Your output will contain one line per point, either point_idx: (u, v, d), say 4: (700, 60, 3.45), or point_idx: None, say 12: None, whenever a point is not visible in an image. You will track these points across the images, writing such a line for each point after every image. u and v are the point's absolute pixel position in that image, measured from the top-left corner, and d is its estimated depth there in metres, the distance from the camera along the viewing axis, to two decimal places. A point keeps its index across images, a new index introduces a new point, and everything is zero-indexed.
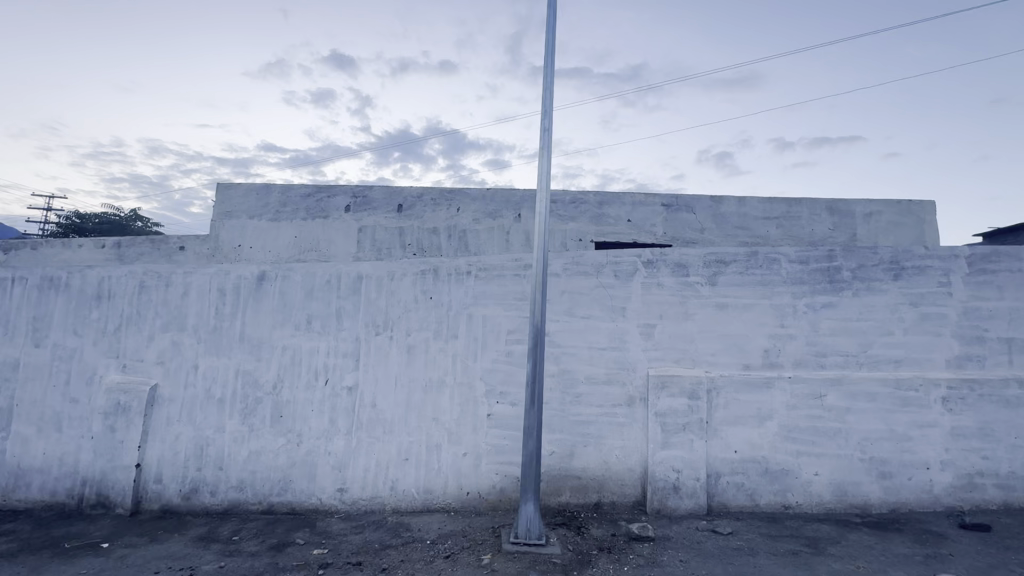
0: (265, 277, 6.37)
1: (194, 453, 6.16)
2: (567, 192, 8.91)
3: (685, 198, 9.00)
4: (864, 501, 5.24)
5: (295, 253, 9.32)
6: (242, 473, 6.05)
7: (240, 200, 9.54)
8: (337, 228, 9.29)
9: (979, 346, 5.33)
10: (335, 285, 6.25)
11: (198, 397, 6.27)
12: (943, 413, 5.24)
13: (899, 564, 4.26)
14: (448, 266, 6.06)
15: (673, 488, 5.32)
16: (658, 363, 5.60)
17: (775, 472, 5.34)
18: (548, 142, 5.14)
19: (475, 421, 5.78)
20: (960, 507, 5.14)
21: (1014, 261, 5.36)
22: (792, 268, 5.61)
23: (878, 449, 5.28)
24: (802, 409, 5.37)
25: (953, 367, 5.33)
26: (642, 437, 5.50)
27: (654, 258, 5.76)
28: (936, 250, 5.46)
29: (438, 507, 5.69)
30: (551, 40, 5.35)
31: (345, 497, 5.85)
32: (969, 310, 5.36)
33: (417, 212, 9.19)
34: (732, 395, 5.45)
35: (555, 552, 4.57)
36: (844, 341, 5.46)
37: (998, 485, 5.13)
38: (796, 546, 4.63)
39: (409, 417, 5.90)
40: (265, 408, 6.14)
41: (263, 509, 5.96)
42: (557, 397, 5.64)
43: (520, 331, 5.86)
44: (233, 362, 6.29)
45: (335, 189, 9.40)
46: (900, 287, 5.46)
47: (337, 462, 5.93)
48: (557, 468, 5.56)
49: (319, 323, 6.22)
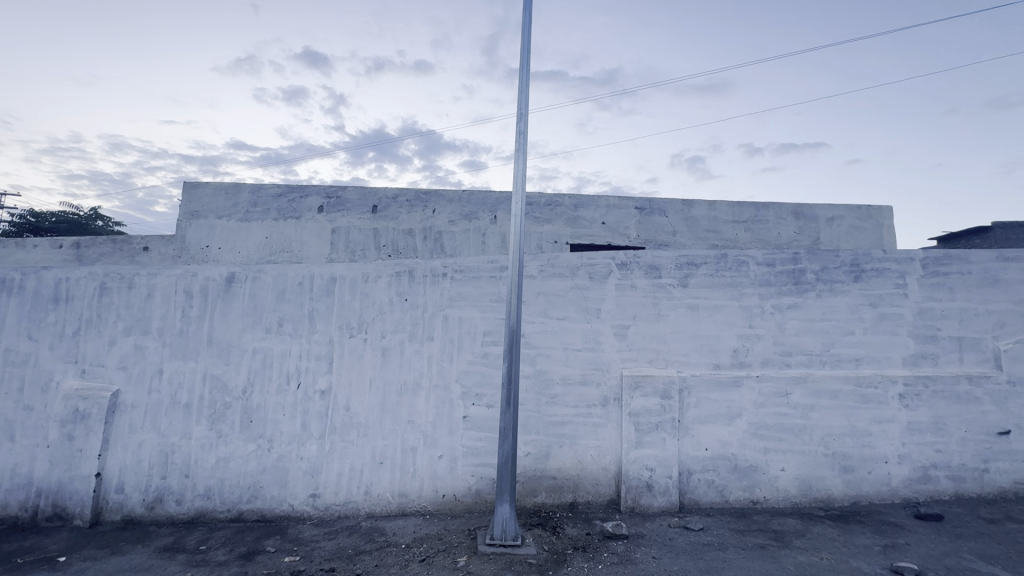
0: (234, 279, 6.22)
1: (159, 460, 5.95)
2: (542, 195, 8.98)
3: (658, 201, 9.18)
4: (828, 495, 5.44)
5: (266, 254, 9.12)
6: (210, 480, 5.88)
7: (208, 199, 9.27)
8: (310, 228, 9.13)
9: (933, 345, 5.60)
10: (308, 287, 6.14)
11: (163, 402, 6.07)
12: (900, 408, 5.49)
13: (859, 555, 4.43)
14: (424, 267, 6.03)
15: (646, 486, 5.42)
16: (632, 363, 5.69)
17: (743, 468, 5.50)
18: (523, 145, 5.17)
19: (450, 424, 5.76)
20: (915, 498, 5.39)
21: (963, 264, 5.66)
22: (760, 269, 5.79)
23: (841, 444, 5.48)
24: (769, 407, 5.55)
25: (909, 365, 5.59)
26: (616, 436, 5.58)
27: (628, 260, 5.86)
28: (893, 253, 5.72)
29: (413, 511, 5.65)
30: (526, 44, 5.38)
31: (318, 503, 5.75)
32: (924, 311, 5.63)
33: (393, 214, 9.11)
34: (704, 394, 5.58)
35: (530, 552, 4.59)
36: (808, 340, 5.66)
37: (950, 477, 5.40)
38: (763, 539, 4.78)
39: (384, 420, 5.84)
40: (234, 413, 5.99)
41: (232, 517, 5.80)
42: (533, 397, 5.68)
43: (496, 333, 5.87)
44: (201, 366, 6.11)
45: (308, 189, 9.23)
46: (860, 288, 5.69)
47: (309, 467, 5.82)
48: (533, 469, 5.59)
49: (290, 325, 6.10)
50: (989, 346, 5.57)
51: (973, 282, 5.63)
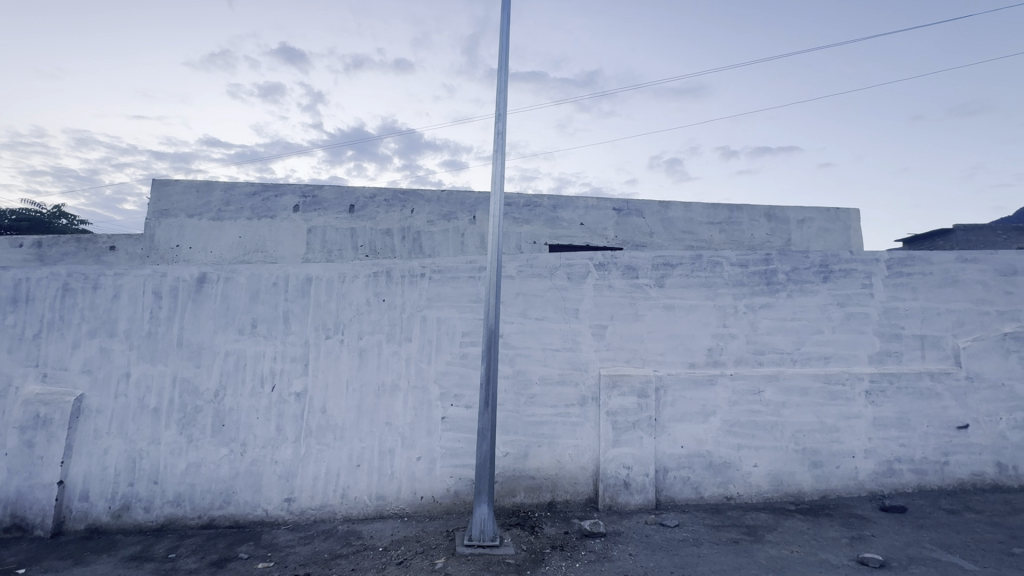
0: (206, 279, 6.06)
1: (126, 467, 5.77)
2: (521, 196, 9.01)
3: (636, 203, 9.30)
4: (798, 489, 5.58)
5: (240, 253, 8.92)
6: (180, 486, 5.72)
7: (178, 198, 9.02)
8: (285, 228, 8.97)
9: (897, 343, 5.80)
10: (282, 287, 6.03)
11: (130, 406, 5.88)
12: (867, 405, 5.67)
13: (828, 547, 4.56)
14: (402, 268, 5.98)
15: (624, 484, 5.48)
16: (609, 363, 5.75)
17: (718, 465, 5.61)
18: (501, 145, 5.17)
19: (429, 425, 5.73)
20: (880, 491, 5.59)
21: (925, 265, 5.88)
22: (733, 270, 5.91)
23: (811, 440, 5.64)
24: (742, 405, 5.67)
25: (875, 362, 5.78)
26: (594, 435, 5.63)
27: (605, 261, 5.91)
28: (859, 254, 5.91)
29: (391, 513, 5.60)
30: (505, 45, 5.39)
31: (293, 507, 5.65)
32: (889, 310, 5.84)
33: (370, 213, 9.01)
34: (679, 393, 5.67)
35: (508, 552, 4.60)
36: (780, 339, 5.81)
37: (913, 470, 5.61)
38: (737, 534, 4.88)
39: (361, 422, 5.77)
40: (205, 416, 5.84)
41: (203, 524, 5.65)
42: (512, 397, 5.69)
43: (474, 333, 5.85)
44: (171, 369, 5.94)
45: (283, 188, 9.06)
46: (829, 288, 5.86)
47: (284, 471, 5.72)
48: (511, 469, 5.61)
49: (264, 326, 5.97)
50: (949, 344, 5.80)
51: (934, 282, 5.86)
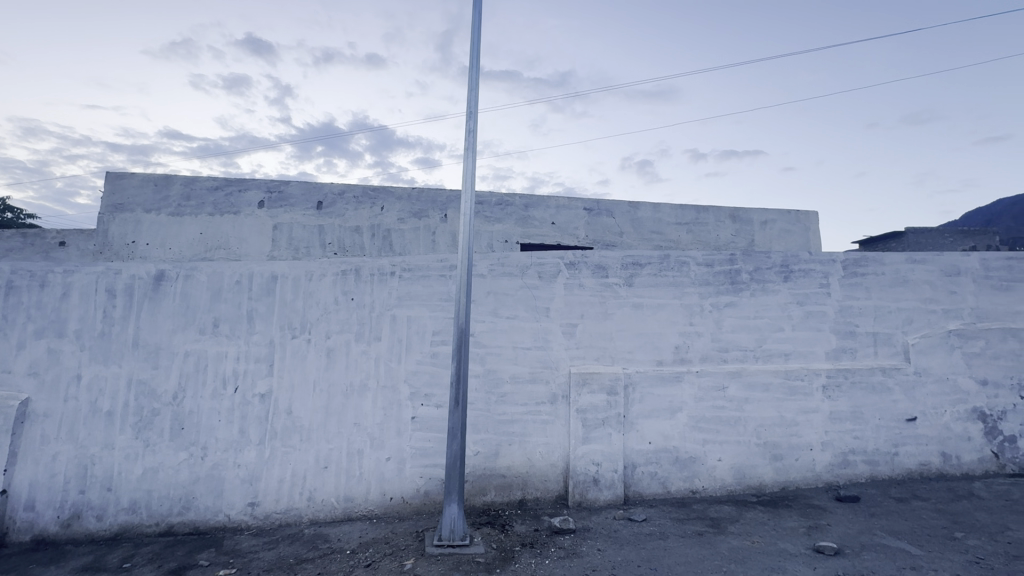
0: (164, 277, 5.82)
1: (77, 473, 5.49)
2: (493, 194, 9.00)
3: (606, 203, 9.42)
4: (759, 482, 5.78)
5: (201, 250, 8.61)
6: (136, 492, 5.49)
7: (134, 192, 8.63)
8: (249, 224, 8.71)
9: (852, 340, 6.07)
10: (246, 286, 5.85)
11: (81, 410, 5.60)
12: (824, 399, 5.91)
13: (786, 537, 4.74)
14: (372, 266, 5.88)
15: (593, 480, 5.56)
16: (579, 361, 5.81)
17: (684, 460, 5.74)
18: (473, 143, 5.16)
19: (398, 425, 5.66)
20: (836, 481, 5.84)
21: (877, 266, 6.17)
22: (699, 270, 6.06)
23: (771, 434, 5.84)
24: (707, 401, 5.82)
25: (832, 359, 6.02)
26: (564, 432, 5.68)
27: (576, 260, 5.96)
28: (817, 255, 6.15)
29: (359, 515, 5.52)
30: (477, 42, 5.37)
31: (257, 512, 5.50)
32: (844, 308, 6.09)
33: (339, 211, 8.84)
34: (647, 390, 5.78)
35: (478, 551, 4.59)
36: (743, 337, 5.99)
37: (866, 461, 5.88)
38: (701, 527, 5.01)
39: (329, 423, 5.66)
40: (163, 420, 5.61)
41: (161, 531, 5.43)
42: (482, 397, 5.69)
43: (445, 332, 5.81)
44: (126, 371, 5.68)
45: (247, 182, 8.78)
46: (789, 288, 6.08)
47: (247, 475, 5.55)
48: (481, 468, 5.60)
49: (227, 326, 5.78)
50: (899, 341, 6.09)
51: (885, 282, 6.16)
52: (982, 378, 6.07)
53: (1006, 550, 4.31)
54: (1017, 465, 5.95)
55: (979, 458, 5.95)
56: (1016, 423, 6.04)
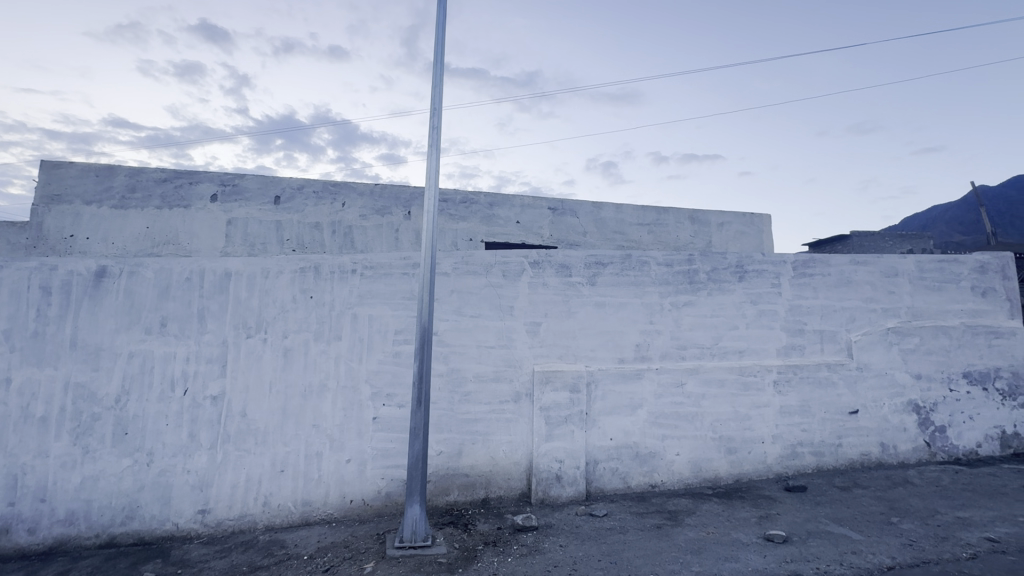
0: (106, 273, 5.49)
1: (6, 484, 5.11)
2: (457, 192, 8.94)
3: (570, 203, 9.53)
4: (714, 475, 5.99)
5: (147, 246, 8.16)
6: (73, 503, 5.15)
7: (72, 182, 8.07)
8: (201, 218, 8.32)
9: (801, 337, 6.37)
10: (197, 283, 5.58)
11: (11, 416, 5.20)
12: (774, 394, 6.18)
13: (740, 527, 4.92)
14: (332, 263, 5.73)
15: (555, 478, 5.61)
16: (543, 359, 5.85)
17: (644, 455, 5.88)
18: (436, 139, 5.10)
19: (359, 426, 5.54)
20: (785, 472, 6.12)
21: (825, 267, 6.49)
22: (660, 269, 6.21)
23: (726, 428, 6.05)
24: (667, 397, 5.98)
25: (782, 355, 6.30)
26: (528, 430, 5.70)
27: (540, 259, 5.99)
28: (769, 256, 6.42)
29: (318, 519, 5.37)
30: (441, 39, 5.31)
31: (208, 519, 5.27)
32: (794, 307, 6.38)
33: (298, 206, 8.57)
34: (609, 387, 5.89)
35: (440, 551, 4.56)
36: (700, 335, 6.19)
37: (813, 453, 6.19)
38: (659, 520, 5.15)
39: (286, 425, 5.48)
40: (104, 425, 5.29)
41: (101, 543, 5.12)
42: (445, 396, 5.64)
43: (408, 331, 5.74)
44: (62, 373, 5.32)
45: (198, 175, 8.39)
46: (743, 287, 6.33)
47: (197, 481, 5.31)
48: (444, 468, 5.56)
49: (175, 325, 5.51)
50: (843, 338, 6.43)
51: (831, 282, 6.49)
52: (916, 372, 6.48)
53: (936, 532, 4.63)
54: (946, 453, 6.41)
55: (913, 447, 6.37)
56: (946, 413, 6.49)
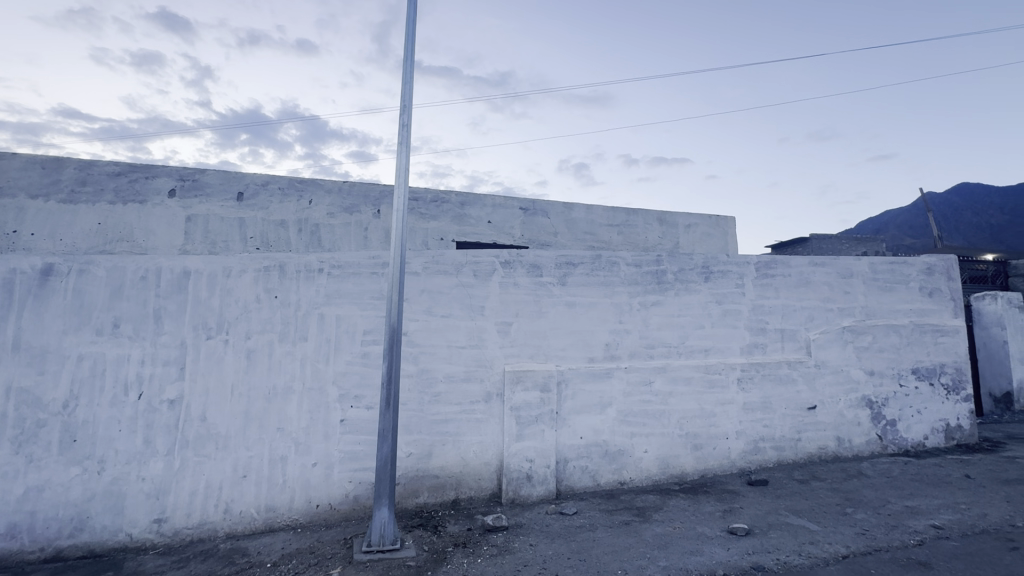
0: (52, 271, 5.18)
1: None
2: (428, 191, 8.85)
3: (541, 203, 9.57)
4: (681, 470, 6.13)
5: (99, 243, 7.76)
6: (15, 515, 4.85)
7: (15, 174, 7.60)
8: (159, 214, 7.97)
9: (763, 336, 6.57)
10: (153, 282, 5.34)
11: None
12: (738, 391, 6.36)
13: (705, 521, 5.05)
14: (298, 262, 5.58)
15: (526, 477, 5.63)
16: (514, 359, 5.86)
17: (613, 452, 5.96)
18: (406, 137, 5.03)
19: (325, 429, 5.42)
20: (748, 467, 6.31)
21: (785, 268, 6.73)
22: (629, 270, 6.30)
23: (692, 425, 6.20)
24: (635, 395, 6.08)
25: (745, 353, 6.50)
26: (498, 430, 5.70)
27: (511, 259, 6.00)
28: (733, 257, 6.62)
29: (282, 526, 5.22)
30: (412, 36, 5.24)
31: (164, 528, 5.05)
32: (756, 307, 6.59)
33: (262, 202, 8.32)
34: (579, 386, 5.94)
35: (409, 554, 4.50)
36: (667, 334, 6.31)
37: (774, 447, 6.40)
38: (628, 516, 5.23)
39: (248, 428, 5.30)
40: (50, 432, 4.99)
41: (46, 558, 4.83)
42: (415, 397, 5.58)
43: (377, 332, 5.64)
44: (4, 378, 5.00)
45: (155, 169, 8.04)
46: (708, 287, 6.49)
47: (152, 489, 5.08)
48: (413, 470, 5.50)
49: (129, 326, 5.25)
50: (803, 336, 6.68)
51: (792, 283, 6.73)
52: (869, 369, 6.79)
53: (886, 521, 4.86)
54: (896, 445, 6.75)
55: (866, 441, 6.67)
56: (897, 408, 6.83)
